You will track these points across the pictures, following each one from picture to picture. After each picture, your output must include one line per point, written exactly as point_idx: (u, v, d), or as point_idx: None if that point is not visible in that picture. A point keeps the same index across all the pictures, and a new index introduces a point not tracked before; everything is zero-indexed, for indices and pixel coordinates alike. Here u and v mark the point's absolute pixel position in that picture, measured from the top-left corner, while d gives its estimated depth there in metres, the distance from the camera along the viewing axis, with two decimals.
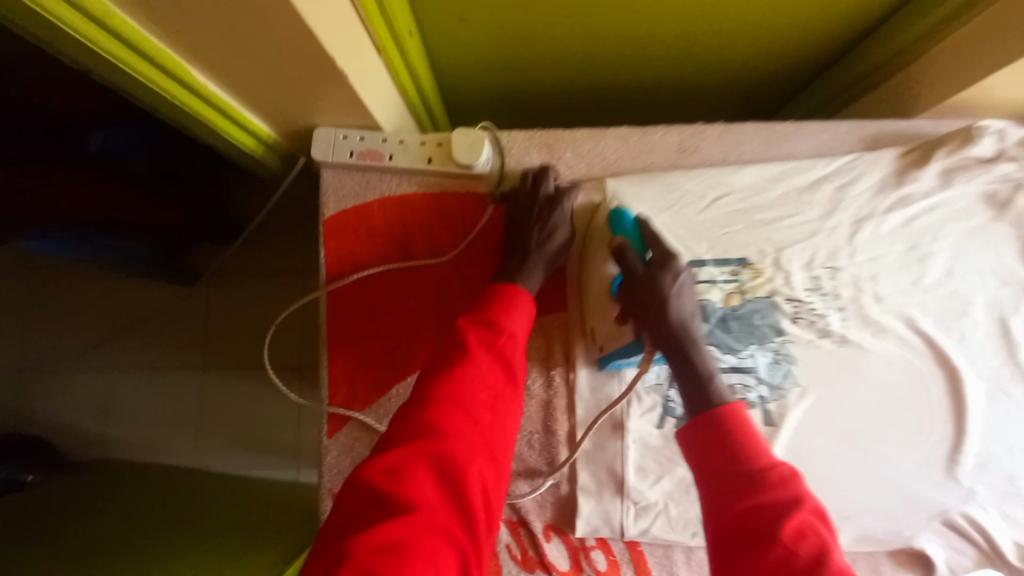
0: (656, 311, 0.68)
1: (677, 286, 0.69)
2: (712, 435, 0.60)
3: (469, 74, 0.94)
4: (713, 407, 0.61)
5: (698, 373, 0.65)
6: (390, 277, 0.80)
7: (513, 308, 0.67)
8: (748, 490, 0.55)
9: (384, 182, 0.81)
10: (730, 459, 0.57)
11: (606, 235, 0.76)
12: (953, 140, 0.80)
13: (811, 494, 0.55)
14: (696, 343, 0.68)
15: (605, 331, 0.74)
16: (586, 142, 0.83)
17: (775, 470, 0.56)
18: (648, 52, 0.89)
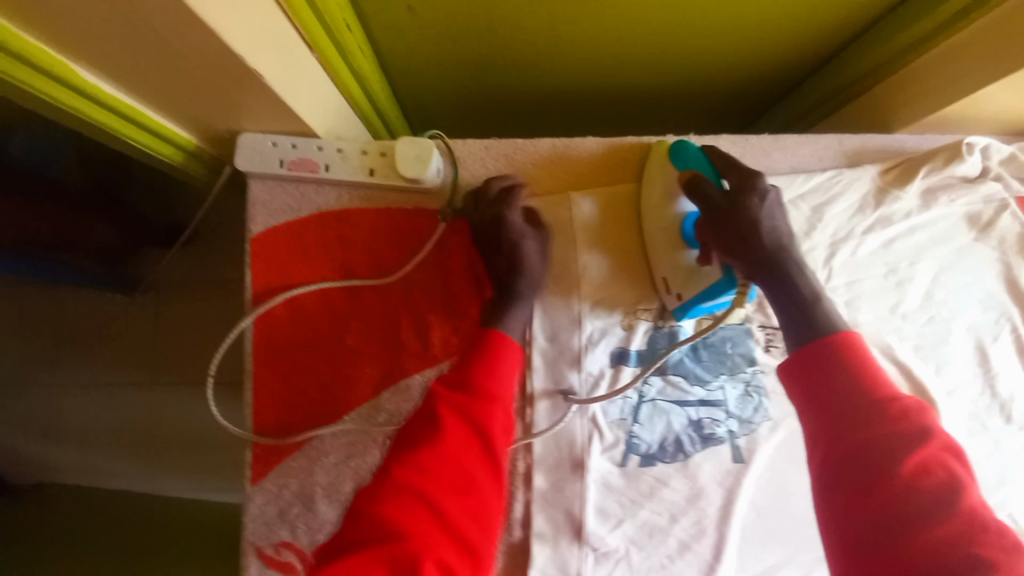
0: (747, 236, 0.61)
1: (767, 206, 0.62)
2: (824, 367, 0.56)
3: (422, 75, 0.85)
4: (824, 336, 0.57)
5: (801, 296, 0.60)
6: (326, 303, 0.71)
7: (496, 375, 0.61)
8: (869, 420, 0.53)
9: (321, 195, 0.72)
10: (846, 395, 0.54)
11: (670, 175, 0.68)
12: (939, 157, 0.72)
13: (934, 426, 0.53)
14: (796, 263, 0.62)
15: (682, 276, 0.68)
16: (549, 152, 0.75)
17: (900, 401, 0.54)
18: (620, 51, 0.80)
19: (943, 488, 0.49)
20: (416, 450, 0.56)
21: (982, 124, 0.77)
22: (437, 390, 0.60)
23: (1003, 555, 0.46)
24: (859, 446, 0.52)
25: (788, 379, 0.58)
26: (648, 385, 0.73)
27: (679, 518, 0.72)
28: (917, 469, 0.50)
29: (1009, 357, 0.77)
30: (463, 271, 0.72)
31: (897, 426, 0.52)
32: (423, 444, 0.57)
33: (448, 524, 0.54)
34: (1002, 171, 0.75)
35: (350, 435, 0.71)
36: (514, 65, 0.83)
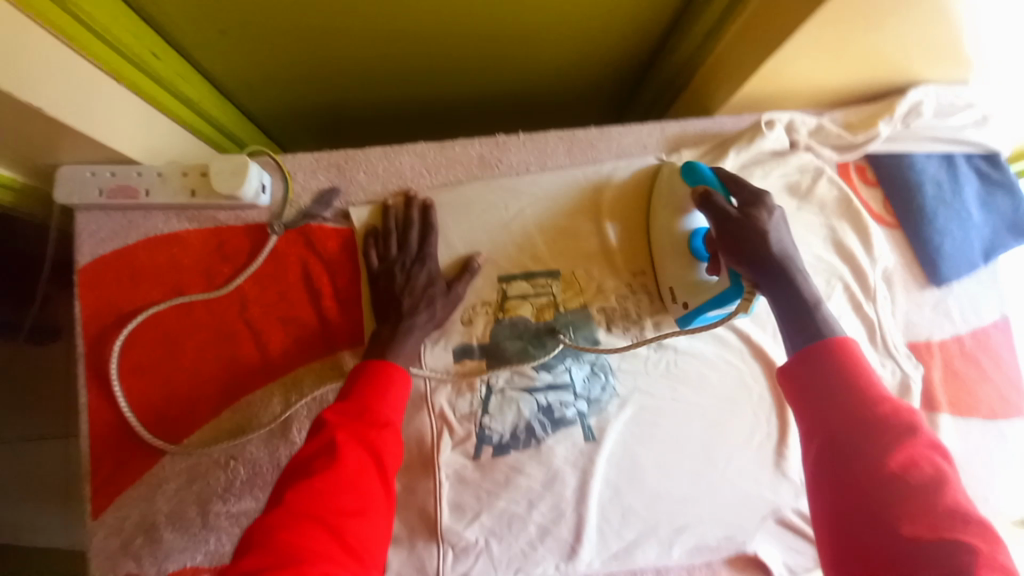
0: (756, 245, 0.61)
1: (775, 220, 0.63)
2: (811, 365, 0.54)
3: (269, 92, 0.87)
4: (820, 338, 0.55)
5: (805, 300, 0.58)
6: (160, 328, 0.71)
7: (388, 394, 0.61)
8: (854, 424, 0.50)
9: (150, 220, 0.72)
10: (832, 398, 0.52)
11: (680, 191, 0.72)
12: (743, 136, 0.78)
13: (923, 423, 0.50)
14: (800, 270, 0.61)
15: (686, 288, 0.71)
16: (380, 160, 0.76)
17: (888, 404, 0.50)
18: (452, 55, 0.84)
19: (930, 484, 0.46)
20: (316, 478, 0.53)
21: (786, 99, 0.82)
22: (329, 417, 0.58)
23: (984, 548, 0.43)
24: (847, 453, 0.50)
25: (787, 378, 0.56)
26: (496, 376, 0.74)
27: (536, 504, 0.72)
28: (905, 475, 0.47)
29: (844, 313, 0.80)
30: (300, 282, 0.72)
31: (887, 423, 0.49)
32: (316, 469, 0.53)
33: (348, 552, 0.50)
34: (810, 142, 0.80)
35: (195, 459, 0.70)
36: (358, 75, 0.85)
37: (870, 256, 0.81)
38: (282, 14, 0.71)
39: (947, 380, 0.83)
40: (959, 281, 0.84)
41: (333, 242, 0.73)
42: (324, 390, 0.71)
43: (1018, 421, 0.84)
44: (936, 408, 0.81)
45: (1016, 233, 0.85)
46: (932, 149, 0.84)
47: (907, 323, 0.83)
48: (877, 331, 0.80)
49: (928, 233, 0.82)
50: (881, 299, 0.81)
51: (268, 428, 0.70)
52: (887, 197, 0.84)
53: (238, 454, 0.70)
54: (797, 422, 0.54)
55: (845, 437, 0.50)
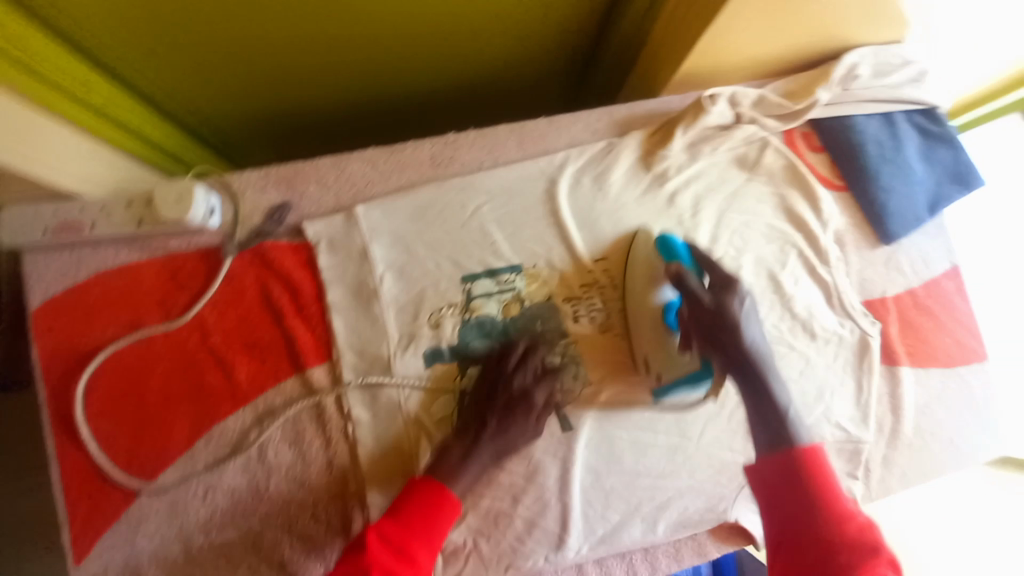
0: (729, 335, 0.67)
1: (744, 310, 0.68)
2: (779, 472, 0.63)
3: (211, 107, 0.85)
4: (793, 449, 0.63)
5: (774, 401, 0.66)
6: (122, 363, 0.70)
7: (432, 531, 0.63)
8: (820, 535, 0.58)
9: (98, 255, 0.71)
10: (792, 493, 0.62)
11: (656, 265, 0.74)
12: (689, 114, 0.79)
13: (884, 542, 0.58)
14: (769, 369, 0.68)
15: (660, 359, 0.72)
16: (330, 170, 0.75)
17: (849, 519, 0.59)
18: (394, 58, 0.84)
19: None
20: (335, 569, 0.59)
21: (727, 74, 0.84)
22: (374, 534, 0.61)
23: None
24: (796, 536, 0.59)
25: (753, 476, 0.65)
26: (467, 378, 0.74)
27: (520, 498, 0.73)
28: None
29: (800, 276, 0.82)
30: (261, 303, 0.72)
31: (849, 548, 0.57)
32: None
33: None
34: (754, 114, 0.81)
35: (173, 492, 0.69)
36: (302, 83, 0.84)
37: (821, 220, 0.83)
38: (213, 26, 0.70)
39: (904, 332, 0.86)
40: (908, 235, 0.87)
41: (290, 260, 0.72)
42: (296, 409, 0.71)
43: (976, 365, 0.88)
44: (896, 359, 0.84)
45: (959, 184, 0.88)
46: (872, 109, 0.86)
47: (862, 282, 0.86)
48: (833, 294, 0.82)
49: (873, 191, 0.85)
50: (835, 262, 0.83)
51: (243, 453, 0.70)
52: (833, 161, 0.86)
53: (216, 482, 0.69)
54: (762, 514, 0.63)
55: (806, 538, 0.59)
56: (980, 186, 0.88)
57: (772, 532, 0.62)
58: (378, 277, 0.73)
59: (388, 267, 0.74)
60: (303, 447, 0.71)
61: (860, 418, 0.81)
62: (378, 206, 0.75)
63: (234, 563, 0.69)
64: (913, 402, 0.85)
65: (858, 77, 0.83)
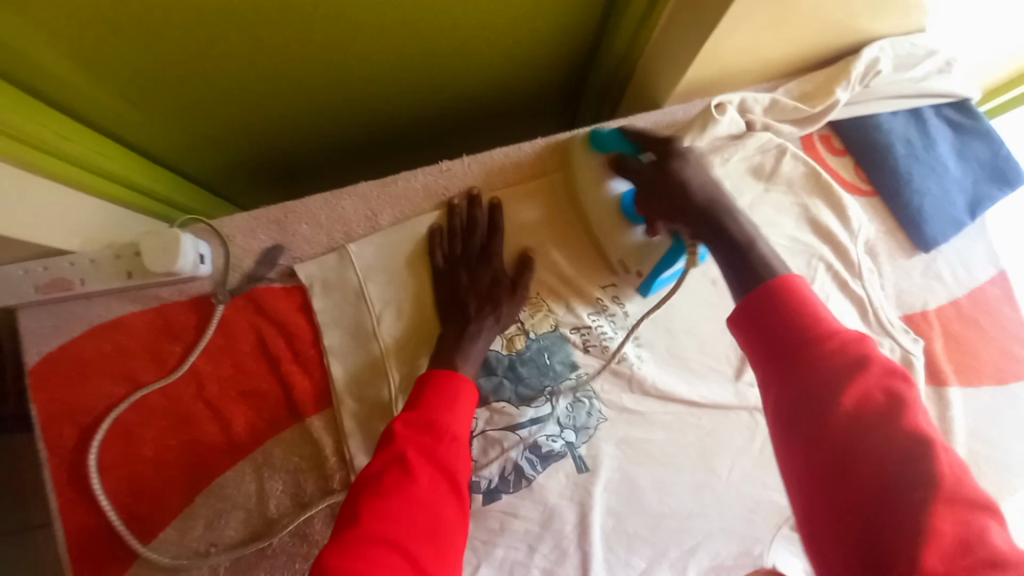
0: (680, 195, 0.63)
1: (692, 163, 0.64)
2: (762, 311, 0.50)
3: (199, 140, 0.83)
4: (765, 282, 0.51)
5: (738, 241, 0.58)
6: (119, 420, 0.67)
7: (454, 407, 0.60)
8: (810, 359, 0.47)
9: (92, 309, 0.69)
10: (779, 325, 0.49)
11: (593, 160, 0.71)
12: (696, 126, 0.73)
13: (878, 352, 0.47)
14: (729, 211, 0.61)
15: (633, 254, 0.71)
16: (321, 208, 0.72)
17: (837, 333, 0.47)
18: (386, 84, 0.82)
19: (883, 417, 0.43)
20: (387, 493, 0.52)
21: (734, 81, 0.79)
22: (398, 424, 0.57)
23: (955, 498, 0.39)
24: (790, 380, 0.47)
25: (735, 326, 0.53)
26: (475, 419, 0.70)
27: (537, 547, 0.68)
28: (862, 414, 0.43)
29: (832, 294, 0.76)
30: (256, 350, 0.69)
31: (846, 371, 0.45)
32: (390, 486, 0.52)
33: None
34: (767, 121, 0.76)
35: (174, 554, 0.65)
36: (295, 114, 0.83)
37: (850, 229, 0.77)
38: (199, 65, 0.69)
39: (949, 347, 0.78)
40: (947, 241, 0.80)
41: (284, 302, 0.69)
42: (297, 460, 0.67)
43: None
44: (943, 378, 0.76)
45: (999, 182, 0.81)
46: (897, 107, 0.80)
47: (899, 294, 0.79)
48: (868, 309, 0.76)
49: (905, 196, 0.78)
50: (867, 274, 0.77)
51: (245, 509, 0.66)
52: (858, 165, 0.80)
53: (216, 539, 0.65)
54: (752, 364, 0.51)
55: (801, 383, 0.46)
56: (1023, 183, 0.81)
57: (767, 385, 0.49)
58: (376, 317, 0.70)
59: (386, 304, 0.71)
60: (304, 499, 0.67)
61: None
62: (373, 243, 0.72)
63: None
64: (965, 424, 0.77)
65: (880, 73, 0.76)
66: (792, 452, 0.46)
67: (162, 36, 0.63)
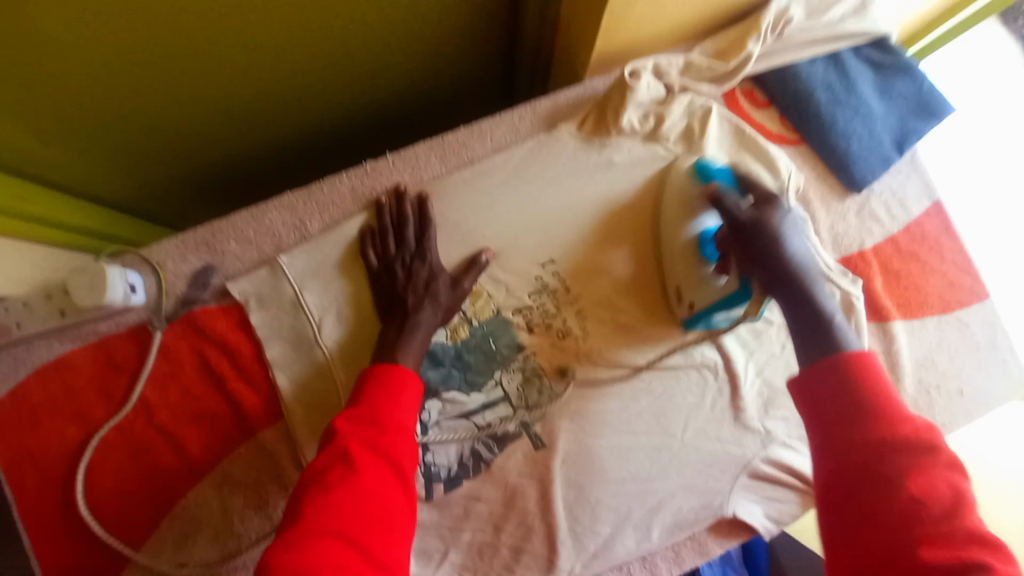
0: (772, 249, 0.60)
1: (788, 222, 0.61)
2: (827, 388, 0.51)
3: (129, 173, 0.83)
4: (837, 353, 0.52)
5: (816, 306, 0.57)
6: (74, 458, 0.67)
7: (401, 397, 0.60)
8: (876, 443, 0.47)
9: (34, 352, 0.69)
10: (839, 403, 0.50)
11: (690, 189, 0.70)
12: (616, 94, 0.75)
13: (944, 443, 0.47)
14: (815, 281, 0.59)
15: (692, 288, 0.70)
16: (248, 223, 0.72)
17: (907, 420, 0.47)
18: (306, 91, 0.82)
19: (948, 510, 0.43)
20: (332, 490, 0.51)
21: (652, 44, 0.79)
22: (340, 419, 0.57)
23: None
24: (852, 458, 0.47)
25: (796, 395, 0.53)
26: (428, 412, 0.70)
27: (503, 526, 0.70)
28: (929, 507, 0.43)
29: None
30: (201, 372, 0.69)
31: (910, 457, 0.46)
32: (335, 480, 0.52)
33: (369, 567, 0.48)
34: (685, 82, 0.77)
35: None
36: (221, 134, 0.83)
37: (779, 180, 0.77)
38: (106, 94, 0.69)
39: (890, 284, 0.79)
40: (878, 179, 0.81)
41: (222, 322, 0.69)
42: (258, 473, 0.69)
43: (976, 306, 0.81)
44: (886, 315, 0.77)
45: (926, 116, 0.80)
46: (816, 53, 0.79)
47: (835, 238, 0.79)
48: (808, 258, 0.75)
49: (831, 140, 0.79)
50: (804, 223, 0.77)
51: (213, 526, 0.67)
52: (782, 114, 0.81)
53: (186, 558, 0.67)
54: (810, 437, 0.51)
55: (857, 461, 0.47)
56: (949, 114, 0.81)
57: (819, 453, 0.50)
58: (316, 324, 0.70)
59: (325, 309, 0.71)
60: (268, 510, 0.68)
61: None
62: (300, 255, 0.72)
63: None
64: (911, 356, 0.78)
65: (791, 21, 0.75)
66: (847, 544, 0.45)
67: (58, 72, 0.63)
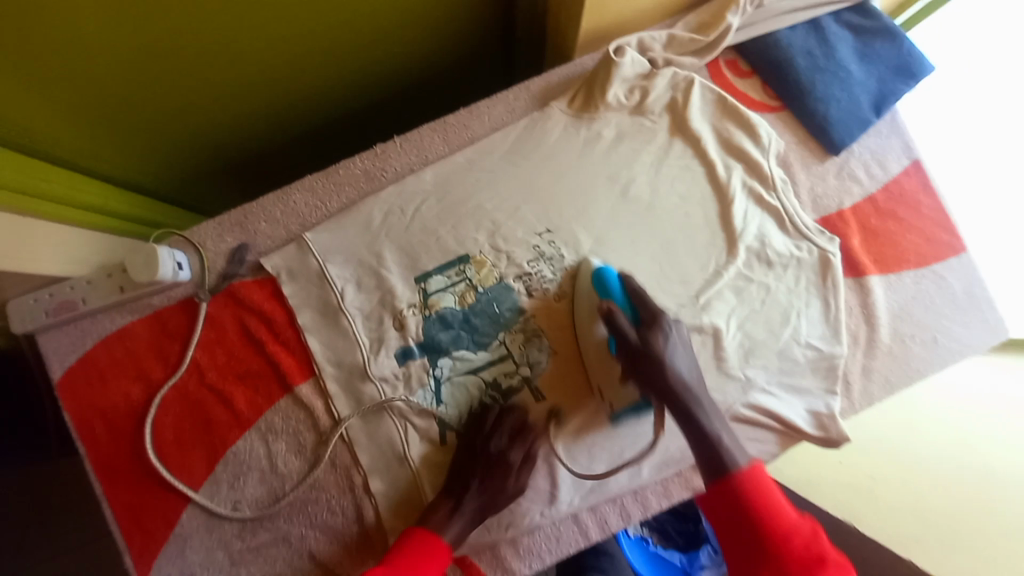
0: (660, 374, 0.67)
1: (672, 344, 0.68)
2: (731, 498, 0.62)
3: (168, 164, 0.92)
4: (734, 468, 0.63)
5: (698, 424, 0.66)
6: (139, 414, 0.78)
7: (426, 568, 0.67)
8: (783, 557, 0.59)
9: (98, 324, 0.79)
10: (745, 511, 0.62)
11: (593, 301, 0.75)
12: (603, 71, 0.82)
13: (826, 542, 0.61)
14: (698, 398, 0.67)
15: (611, 390, 0.75)
16: (275, 205, 0.82)
17: (797, 527, 0.61)
18: (322, 82, 0.90)
19: None
20: None
21: (637, 23, 0.85)
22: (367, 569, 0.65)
23: None
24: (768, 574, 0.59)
25: (709, 509, 0.65)
26: (440, 368, 0.77)
27: None
28: None
29: (748, 210, 0.81)
30: (242, 338, 0.79)
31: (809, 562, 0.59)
32: None
33: None
34: (668, 56, 0.83)
35: (208, 512, 0.76)
36: (245, 125, 0.91)
37: (761, 146, 0.83)
38: (147, 95, 0.77)
39: (868, 241, 0.84)
40: (857, 141, 0.86)
41: (258, 293, 0.79)
42: (294, 423, 0.78)
43: (953, 259, 0.85)
44: (862, 270, 0.83)
45: (905, 78, 0.84)
46: (795, 20, 0.84)
47: (815, 199, 0.84)
48: (785, 218, 0.82)
49: (812, 105, 0.83)
50: (784, 188, 0.83)
51: (259, 469, 0.77)
52: (765, 83, 0.86)
53: (239, 496, 0.77)
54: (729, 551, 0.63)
55: (760, 567, 0.59)
56: (929, 73, 0.84)
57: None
58: (339, 292, 0.79)
59: (346, 280, 0.79)
60: (308, 454, 0.77)
61: (831, 334, 0.80)
62: (319, 232, 0.81)
63: (270, 562, 0.76)
64: (887, 308, 0.84)
65: None
66: None
67: (108, 77, 0.71)
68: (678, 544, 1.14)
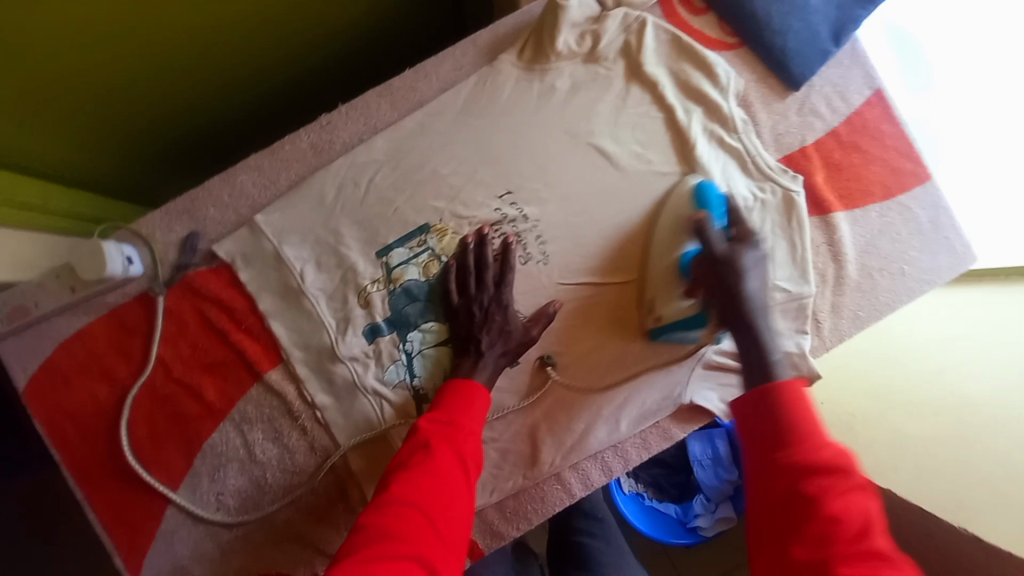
0: (732, 284, 0.63)
1: (755, 261, 0.64)
2: (759, 409, 0.54)
3: (110, 156, 0.88)
4: (771, 385, 0.55)
5: (760, 346, 0.60)
6: (109, 413, 0.77)
7: (472, 406, 0.65)
8: (800, 466, 0.49)
9: (54, 326, 0.77)
10: (767, 423, 0.53)
11: (686, 213, 0.74)
12: (550, 16, 0.79)
13: (858, 465, 0.49)
14: (764, 317, 0.63)
15: (668, 307, 0.74)
16: (222, 188, 0.80)
17: (823, 442, 0.50)
18: (259, 51, 0.87)
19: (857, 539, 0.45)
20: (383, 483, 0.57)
21: None
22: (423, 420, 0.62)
23: None
24: (781, 483, 0.50)
25: (735, 416, 0.57)
26: (410, 342, 0.76)
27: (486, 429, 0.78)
28: (844, 531, 0.45)
29: (711, 154, 0.79)
30: (205, 329, 0.77)
31: (828, 476, 0.48)
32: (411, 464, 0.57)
33: (444, 540, 0.53)
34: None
35: (192, 503, 0.77)
36: (183, 104, 0.88)
37: (719, 86, 0.80)
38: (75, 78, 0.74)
39: (833, 177, 0.83)
40: (817, 74, 0.83)
41: (215, 282, 0.78)
42: (267, 409, 0.77)
43: (918, 189, 0.85)
44: (827, 208, 0.82)
45: (864, 2, 0.81)
46: None
47: (777, 138, 0.83)
48: (748, 159, 0.80)
49: (770, 39, 0.81)
50: (746, 129, 0.80)
51: (238, 458, 0.77)
52: (721, 19, 0.83)
53: (221, 486, 0.77)
54: (745, 467, 0.54)
55: (773, 471, 0.51)
56: None
57: (752, 511, 0.51)
58: (299, 274, 0.77)
59: (305, 261, 0.77)
60: (285, 439, 0.77)
61: (799, 275, 0.80)
62: (271, 213, 0.78)
63: (259, 547, 0.77)
64: (853, 243, 0.83)
65: None
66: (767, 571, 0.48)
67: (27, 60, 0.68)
68: (673, 495, 1.16)
